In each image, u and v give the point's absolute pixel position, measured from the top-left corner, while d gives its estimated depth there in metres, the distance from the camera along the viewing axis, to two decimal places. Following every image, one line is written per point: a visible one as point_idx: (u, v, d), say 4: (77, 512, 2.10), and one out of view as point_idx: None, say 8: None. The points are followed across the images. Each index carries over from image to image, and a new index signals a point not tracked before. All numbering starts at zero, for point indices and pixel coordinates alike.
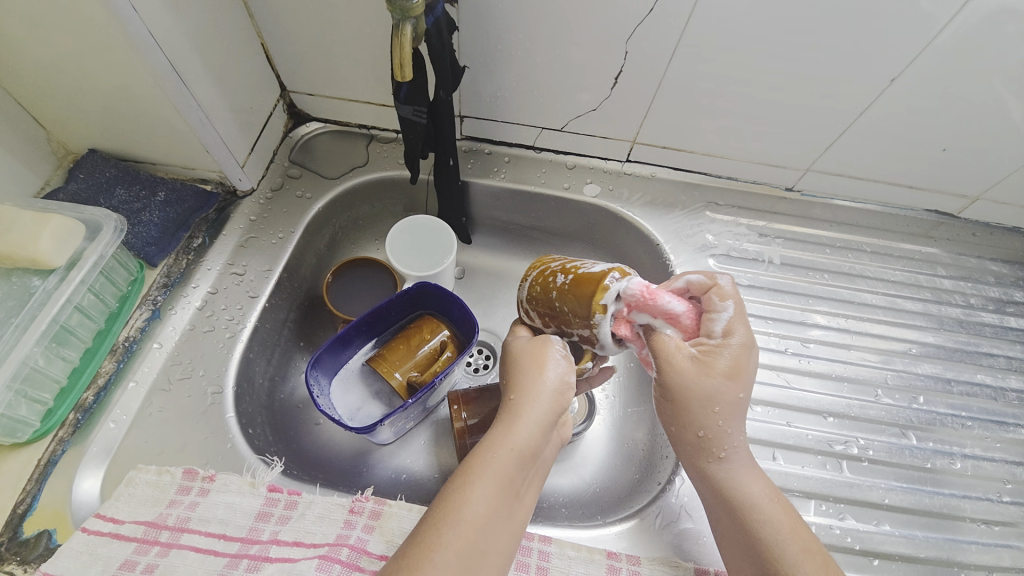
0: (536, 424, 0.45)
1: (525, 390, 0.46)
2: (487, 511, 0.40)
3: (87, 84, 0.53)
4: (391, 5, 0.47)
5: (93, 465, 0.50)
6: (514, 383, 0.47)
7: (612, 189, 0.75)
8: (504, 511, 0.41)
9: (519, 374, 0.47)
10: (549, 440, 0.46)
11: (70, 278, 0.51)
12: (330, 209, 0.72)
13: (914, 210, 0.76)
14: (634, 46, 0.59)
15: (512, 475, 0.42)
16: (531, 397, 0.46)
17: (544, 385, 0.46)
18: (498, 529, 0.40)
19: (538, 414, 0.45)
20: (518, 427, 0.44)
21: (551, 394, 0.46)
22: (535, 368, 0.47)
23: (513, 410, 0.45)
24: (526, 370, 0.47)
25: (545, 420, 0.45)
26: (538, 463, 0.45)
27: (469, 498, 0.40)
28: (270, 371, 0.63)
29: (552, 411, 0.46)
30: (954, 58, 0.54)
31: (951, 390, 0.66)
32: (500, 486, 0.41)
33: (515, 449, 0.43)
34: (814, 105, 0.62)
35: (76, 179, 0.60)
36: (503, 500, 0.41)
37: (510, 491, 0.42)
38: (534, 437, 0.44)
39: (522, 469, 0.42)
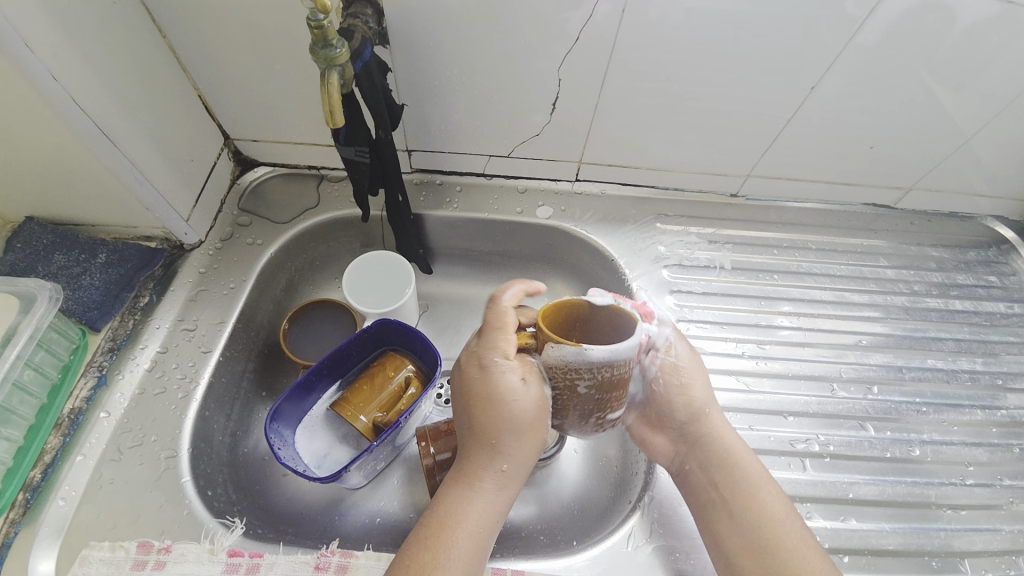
0: (505, 479, 0.46)
1: (499, 445, 0.47)
2: (458, 575, 0.42)
3: (13, 153, 0.52)
4: (315, 56, 0.48)
5: (47, 547, 0.48)
6: (488, 435, 0.47)
7: (565, 209, 0.76)
8: (476, 568, 0.44)
9: (493, 423, 0.47)
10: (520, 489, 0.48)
11: (4, 355, 0.49)
12: (283, 253, 0.71)
13: (854, 205, 0.79)
14: (567, 72, 0.61)
15: (483, 534, 0.44)
16: (505, 454, 0.47)
17: (519, 441, 0.47)
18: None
19: (508, 471, 0.46)
20: (500, 497, 0.46)
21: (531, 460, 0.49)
22: (513, 421, 0.46)
23: (494, 472, 0.46)
24: (502, 422, 0.46)
25: (516, 476, 0.47)
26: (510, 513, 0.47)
27: (440, 564, 0.42)
28: (230, 427, 0.62)
29: (521, 465, 0.47)
30: (865, 60, 0.58)
31: (904, 377, 0.68)
32: (475, 557, 0.44)
33: (483, 507, 0.45)
34: (746, 114, 0.65)
35: (15, 250, 0.58)
36: (475, 561, 0.44)
37: (481, 549, 0.44)
38: (506, 493, 0.46)
39: (490, 526, 0.45)
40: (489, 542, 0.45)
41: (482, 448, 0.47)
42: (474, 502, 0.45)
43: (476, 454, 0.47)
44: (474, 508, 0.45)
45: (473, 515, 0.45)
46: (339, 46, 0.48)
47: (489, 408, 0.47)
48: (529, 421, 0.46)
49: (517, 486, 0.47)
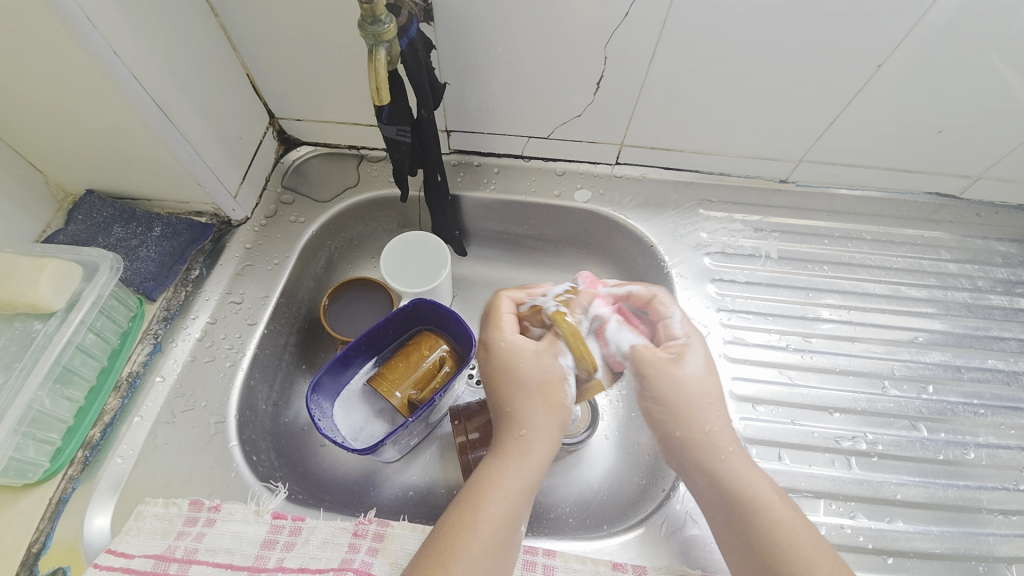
0: (543, 455, 0.48)
1: (534, 423, 0.48)
2: (492, 547, 0.42)
3: (78, 129, 0.54)
4: (363, 32, 0.48)
5: (103, 502, 0.51)
6: (517, 415, 0.49)
7: (604, 193, 0.74)
8: (509, 542, 0.44)
9: (526, 402, 0.49)
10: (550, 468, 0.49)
11: (70, 319, 0.52)
12: (324, 231, 0.73)
13: (914, 194, 0.74)
14: (613, 51, 0.59)
15: (518, 508, 0.45)
16: (538, 430, 0.48)
17: (552, 423, 0.49)
18: (501, 558, 0.43)
19: (543, 449, 0.48)
20: (527, 463, 0.46)
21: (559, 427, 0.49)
22: (547, 404, 0.49)
23: (515, 437, 0.48)
24: (539, 401, 0.49)
25: (550, 452, 0.48)
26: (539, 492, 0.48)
27: (476, 535, 0.42)
28: (273, 397, 0.64)
29: (555, 442, 0.49)
30: (940, 37, 0.53)
31: (962, 378, 0.64)
32: (506, 521, 0.44)
33: (514, 475, 0.46)
34: (801, 95, 0.61)
35: (75, 221, 0.62)
36: (508, 534, 0.44)
37: (514, 523, 0.44)
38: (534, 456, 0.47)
39: (524, 501, 0.45)
40: (521, 518, 0.45)
41: (512, 428, 0.48)
42: (511, 478, 0.45)
43: (510, 432, 0.48)
44: (512, 484, 0.45)
45: (511, 492, 0.45)
46: (388, 23, 0.47)
47: (517, 389, 0.50)
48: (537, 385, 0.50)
49: (546, 453, 0.48)
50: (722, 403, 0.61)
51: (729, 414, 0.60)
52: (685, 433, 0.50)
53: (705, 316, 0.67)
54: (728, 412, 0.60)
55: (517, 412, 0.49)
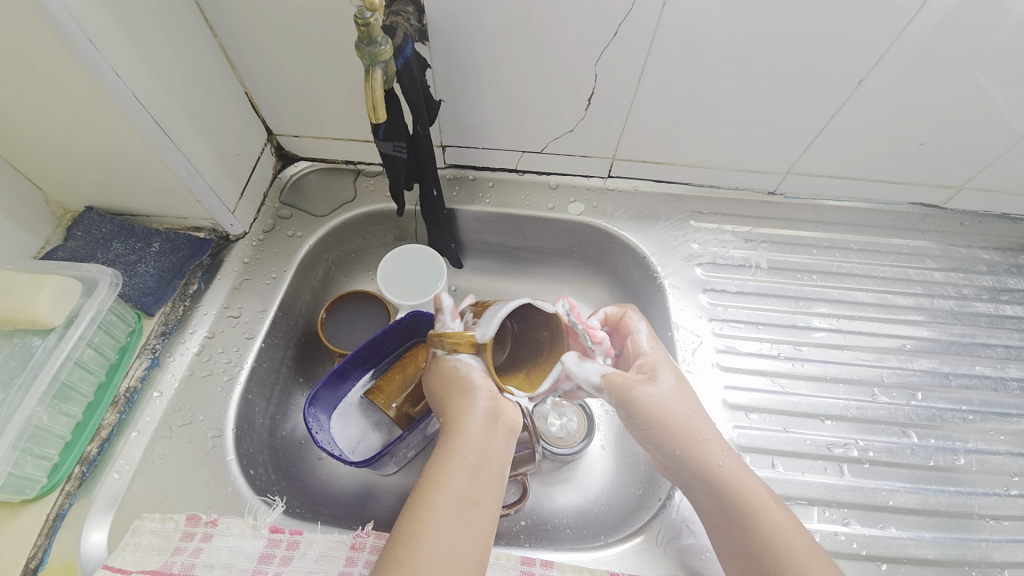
0: (476, 430, 0.50)
1: (455, 410, 0.52)
2: (445, 525, 0.44)
3: (79, 147, 0.55)
4: (360, 52, 0.49)
5: (99, 518, 0.51)
6: (448, 410, 0.52)
7: (597, 206, 0.76)
8: (465, 518, 0.45)
9: (445, 397, 0.53)
10: (496, 439, 0.50)
11: (69, 335, 0.53)
12: (321, 245, 0.73)
13: (900, 204, 0.76)
14: (603, 68, 0.61)
15: (464, 484, 0.46)
16: (464, 412, 0.51)
17: (473, 400, 0.52)
18: (462, 536, 0.44)
19: (475, 426, 0.50)
20: (461, 444, 0.49)
21: (483, 400, 0.52)
22: (461, 391, 0.52)
23: (450, 428, 0.51)
24: (452, 392, 0.53)
25: (482, 425, 0.51)
26: (496, 467, 0.49)
27: (425, 519, 0.44)
28: (270, 410, 0.64)
29: (489, 415, 0.51)
30: (917, 53, 0.56)
31: (950, 384, 0.65)
32: (456, 499, 0.45)
33: (458, 456, 0.48)
34: (787, 110, 0.63)
35: (74, 237, 0.62)
36: (461, 511, 0.45)
37: (465, 500, 0.46)
38: (470, 435, 0.50)
39: (470, 477, 0.47)
40: (476, 494, 0.47)
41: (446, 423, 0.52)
42: (448, 461, 0.48)
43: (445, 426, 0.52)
44: (451, 466, 0.47)
45: (450, 473, 0.47)
46: (383, 43, 0.49)
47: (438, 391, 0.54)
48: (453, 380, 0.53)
49: (476, 428, 0.50)
50: (715, 411, 0.61)
51: (722, 422, 0.61)
52: (684, 449, 0.53)
53: (697, 326, 0.68)
54: (721, 421, 0.61)
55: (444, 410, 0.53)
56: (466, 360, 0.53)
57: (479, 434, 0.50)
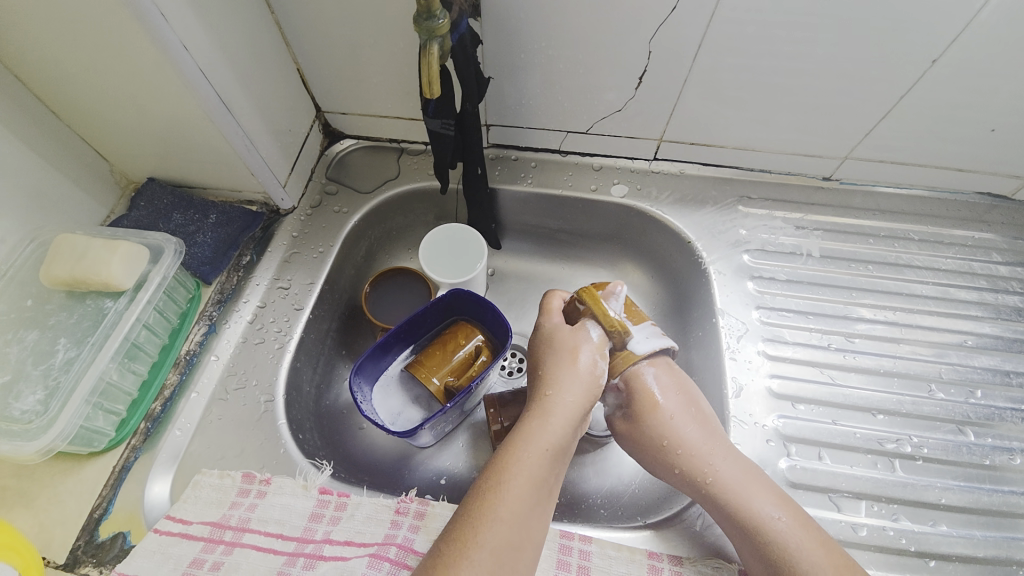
0: (565, 420, 0.50)
1: (556, 394, 0.51)
2: (524, 511, 0.45)
3: (147, 121, 0.58)
4: (417, 27, 0.49)
5: (162, 471, 0.55)
6: (548, 382, 0.52)
7: (641, 188, 0.74)
8: (538, 508, 0.46)
9: (551, 372, 0.53)
10: (576, 434, 0.51)
11: (137, 298, 0.56)
12: (365, 222, 0.75)
13: (966, 193, 0.72)
14: (658, 46, 0.59)
15: (543, 472, 0.47)
16: (561, 399, 0.51)
17: (579, 392, 0.51)
18: (532, 522, 0.45)
19: (567, 417, 0.50)
20: (551, 425, 0.49)
21: (584, 393, 0.52)
22: (573, 377, 0.52)
23: (539, 400, 0.51)
24: (556, 375, 0.52)
25: (573, 418, 0.51)
26: (567, 461, 0.50)
27: (508, 500, 0.44)
28: (317, 379, 0.67)
29: (582, 411, 0.51)
30: (1003, 32, 0.52)
31: (1011, 383, 0.62)
32: (537, 486, 0.46)
33: (547, 447, 0.48)
34: (852, 91, 0.60)
35: (138, 207, 0.65)
36: (538, 501, 0.46)
37: (543, 489, 0.47)
38: (563, 426, 0.50)
39: (550, 467, 0.48)
40: (550, 485, 0.47)
41: (538, 395, 0.52)
42: (534, 445, 0.48)
43: (536, 395, 0.52)
44: (536, 451, 0.47)
45: (534, 461, 0.47)
46: (441, 18, 0.49)
47: (544, 363, 0.54)
48: (567, 360, 0.53)
49: (575, 420, 0.51)
50: (759, 400, 0.60)
51: (765, 411, 0.59)
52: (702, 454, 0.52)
53: (741, 314, 0.66)
54: (765, 410, 0.60)
55: (540, 384, 0.53)
56: (595, 360, 0.54)
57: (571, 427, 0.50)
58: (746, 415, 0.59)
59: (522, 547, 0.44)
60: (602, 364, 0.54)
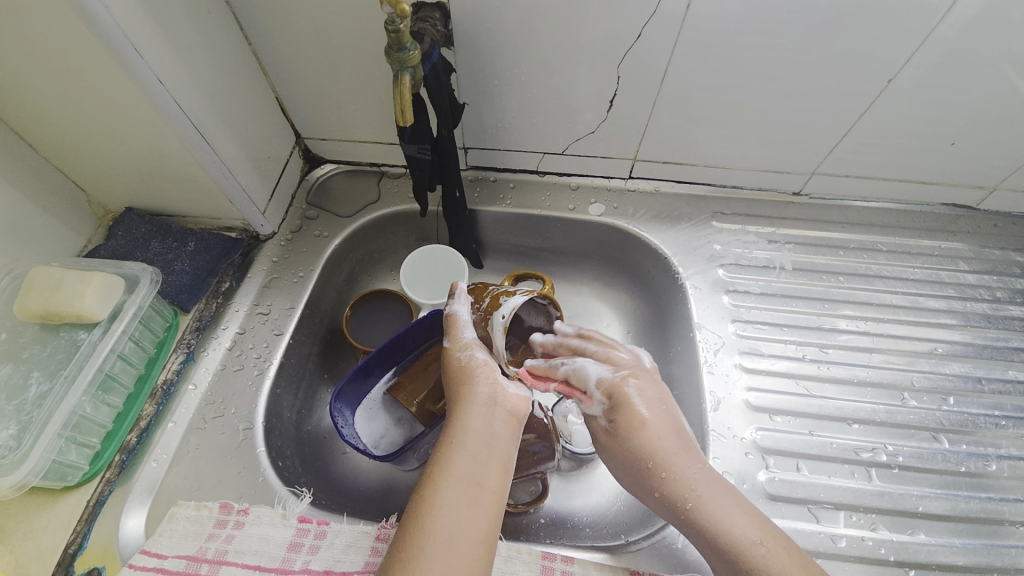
0: (475, 417, 0.50)
1: (461, 397, 0.52)
2: (450, 508, 0.44)
3: (123, 152, 0.58)
4: (389, 59, 0.51)
5: (137, 505, 0.53)
6: (454, 396, 0.53)
7: (617, 207, 0.76)
8: (469, 502, 0.45)
9: (454, 388, 0.54)
10: (500, 426, 0.50)
11: (112, 329, 0.55)
12: (346, 245, 0.75)
13: (930, 205, 0.75)
14: (626, 70, 0.61)
15: (463, 467, 0.46)
16: (465, 402, 0.51)
17: (479, 391, 0.52)
18: (468, 520, 0.44)
19: (476, 413, 0.50)
20: (460, 427, 0.49)
21: (483, 390, 0.52)
22: (468, 383, 0.53)
23: (451, 413, 0.52)
24: (456, 389, 0.54)
25: (483, 411, 0.51)
26: (501, 451, 0.49)
27: (431, 501, 0.44)
28: (297, 405, 0.66)
29: (489, 404, 0.51)
30: (949, 53, 0.55)
31: (983, 389, 0.63)
32: (460, 482, 0.45)
33: (461, 445, 0.48)
34: (813, 109, 0.63)
35: (115, 237, 0.65)
36: (464, 497, 0.45)
37: (470, 483, 0.46)
38: (478, 422, 0.50)
39: (469, 460, 0.47)
40: (478, 477, 0.46)
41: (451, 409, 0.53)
42: (449, 448, 0.48)
43: (449, 410, 0.53)
44: (451, 452, 0.48)
45: (453, 459, 0.47)
46: (412, 49, 0.50)
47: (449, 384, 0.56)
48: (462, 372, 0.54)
49: (490, 412, 0.51)
50: (737, 412, 0.61)
51: (744, 424, 0.60)
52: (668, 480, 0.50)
53: (718, 328, 0.67)
54: (743, 423, 0.60)
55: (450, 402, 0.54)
56: (471, 352, 0.55)
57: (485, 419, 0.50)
58: (725, 428, 0.60)
59: (461, 544, 0.42)
60: (481, 353, 0.56)
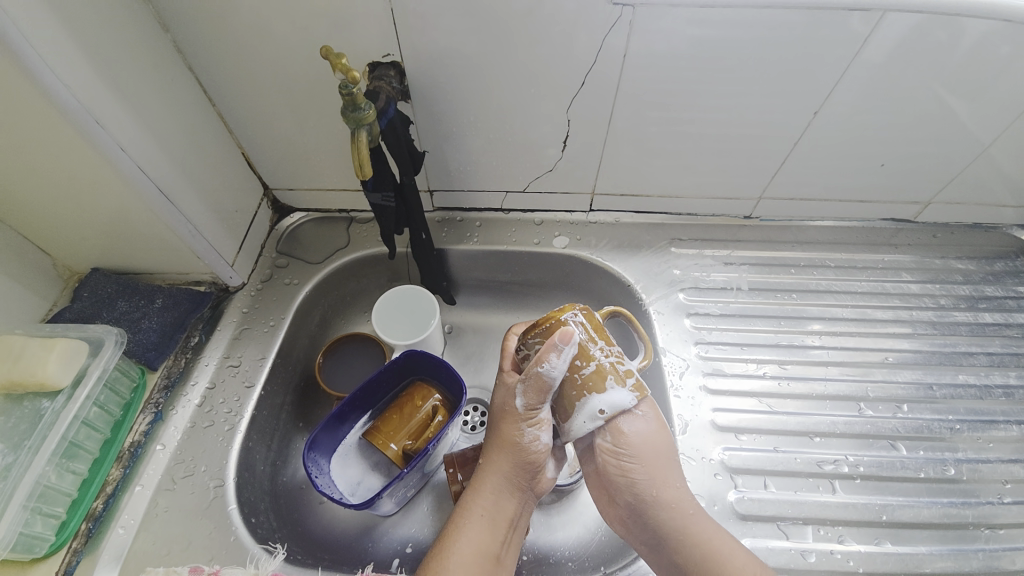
0: (502, 492, 0.52)
1: (487, 465, 0.53)
2: None
3: (89, 216, 0.59)
4: (346, 118, 0.54)
5: (104, 575, 0.52)
6: (487, 457, 0.53)
7: (581, 238, 0.79)
8: (483, 573, 0.48)
9: (490, 447, 0.53)
10: (520, 502, 0.52)
11: (76, 395, 0.55)
12: (316, 291, 0.76)
13: (872, 220, 0.79)
14: (576, 111, 0.65)
15: (482, 541, 0.50)
16: (495, 470, 0.52)
17: (513, 467, 0.52)
18: None
19: (502, 488, 0.52)
20: (486, 497, 0.52)
21: (522, 464, 0.52)
22: (508, 455, 0.52)
23: (480, 474, 0.53)
24: (493, 450, 0.53)
25: (510, 487, 0.52)
26: (514, 526, 0.52)
27: (447, 571, 0.47)
28: (271, 457, 0.66)
29: (518, 482, 0.52)
30: (864, 82, 0.60)
31: (935, 395, 0.66)
32: (478, 555, 0.49)
33: (485, 518, 0.51)
34: (752, 139, 0.67)
35: (81, 298, 0.65)
36: (479, 570, 0.48)
37: (486, 557, 0.49)
38: (503, 498, 0.52)
39: (489, 534, 0.50)
40: (495, 552, 0.49)
41: (482, 468, 0.53)
42: (472, 518, 0.51)
43: (478, 469, 0.53)
44: (473, 522, 0.50)
45: (472, 532, 0.50)
46: (366, 109, 0.53)
47: (487, 440, 0.54)
48: (502, 438, 0.52)
49: (518, 488, 0.53)
50: (705, 434, 0.62)
51: (712, 445, 0.61)
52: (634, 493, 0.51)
53: (683, 351, 0.69)
54: (711, 444, 0.62)
55: (482, 459, 0.54)
56: (535, 433, 0.51)
57: (512, 495, 0.52)
58: (694, 451, 0.61)
59: None
60: (544, 435, 0.51)
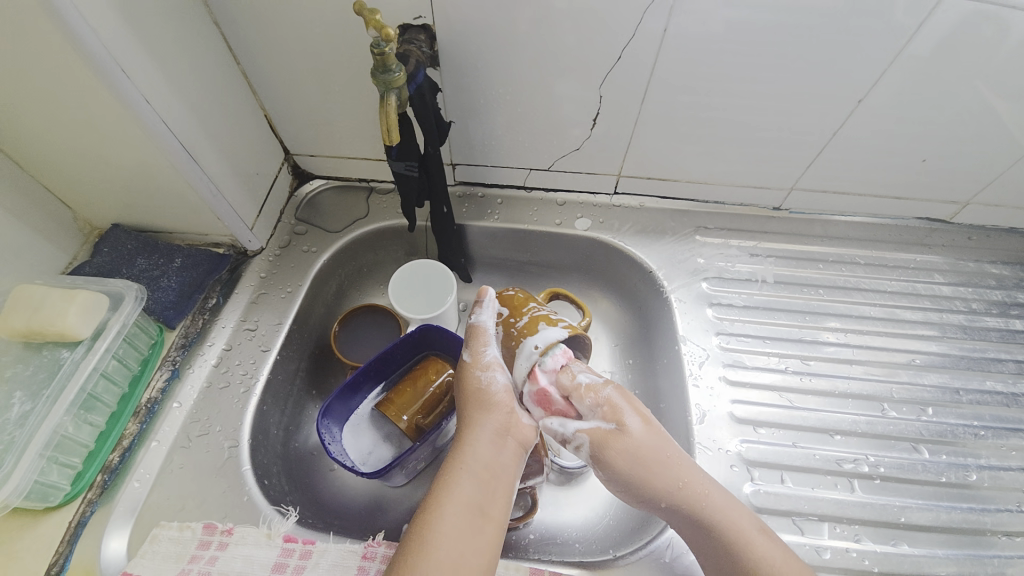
0: (486, 444, 0.51)
1: (469, 423, 0.53)
2: (454, 534, 0.45)
3: (111, 170, 0.58)
4: (376, 80, 0.52)
5: (118, 526, 0.53)
6: (466, 417, 0.54)
7: (603, 221, 0.77)
8: (474, 527, 0.46)
9: (467, 406, 0.54)
10: (506, 453, 0.51)
11: (96, 347, 0.55)
12: (334, 260, 0.76)
13: (906, 219, 0.77)
14: (609, 90, 0.63)
15: (470, 493, 0.47)
16: (472, 427, 0.52)
17: (489, 416, 0.52)
18: (469, 545, 0.45)
19: (485, 440, 0.51)
20: (471, 450, 0.50)
21: (495, 415, 0.53)
22: (484, 409, 0.53)
23: (461, 432, 0.52)
24: (469, 408, 0.54)
25: (492, 438, 0.51)
26: (506, 482, 0.50)
27: (435, 524, 0.45)
28: (284, 421, 0.66)
29: (497, 431, 0.52)
30: (916, 73, 0.57)
31: (960, 400, 0.65)
32: (466, 508, 0.46)
33: (470, 471, 0.49)
34: (790, 128, 0.65)
35: (101, 253, 0.65)
36: (470, 523, 0.46)
37: (476, 510, 0.47)
38: (489, 450, 0.50)
39: (478, 488, 0.48)
40: (484, 507, 0.47)
41: (463, 428, 0.53)
42: (456, 472, 0.49)
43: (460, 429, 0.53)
44: (459, 476, 0.48)
45: (459, 483, 0.48)
46: (397, 71, 0.52)
47: (462, 401, 0.56)
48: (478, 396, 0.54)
49: (503, 440, 0.52)
50: (722, 425, 0.62)
51: (729, 436, 0.61)
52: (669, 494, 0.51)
53: (703, 340, 0.68)
54: (728, 435, 0.61)
55: (462, 421, 0.54)
56: (505, 380, 0.55)
57: (497, 448, 0.51)
58: (710, 441, 0.60)
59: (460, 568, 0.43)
60: (499, 376, 0.55)
